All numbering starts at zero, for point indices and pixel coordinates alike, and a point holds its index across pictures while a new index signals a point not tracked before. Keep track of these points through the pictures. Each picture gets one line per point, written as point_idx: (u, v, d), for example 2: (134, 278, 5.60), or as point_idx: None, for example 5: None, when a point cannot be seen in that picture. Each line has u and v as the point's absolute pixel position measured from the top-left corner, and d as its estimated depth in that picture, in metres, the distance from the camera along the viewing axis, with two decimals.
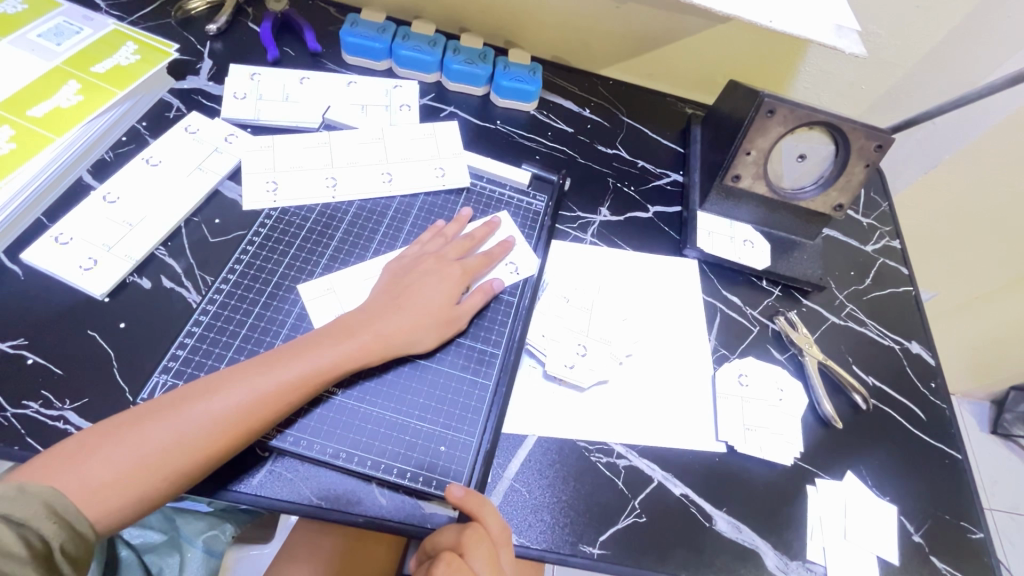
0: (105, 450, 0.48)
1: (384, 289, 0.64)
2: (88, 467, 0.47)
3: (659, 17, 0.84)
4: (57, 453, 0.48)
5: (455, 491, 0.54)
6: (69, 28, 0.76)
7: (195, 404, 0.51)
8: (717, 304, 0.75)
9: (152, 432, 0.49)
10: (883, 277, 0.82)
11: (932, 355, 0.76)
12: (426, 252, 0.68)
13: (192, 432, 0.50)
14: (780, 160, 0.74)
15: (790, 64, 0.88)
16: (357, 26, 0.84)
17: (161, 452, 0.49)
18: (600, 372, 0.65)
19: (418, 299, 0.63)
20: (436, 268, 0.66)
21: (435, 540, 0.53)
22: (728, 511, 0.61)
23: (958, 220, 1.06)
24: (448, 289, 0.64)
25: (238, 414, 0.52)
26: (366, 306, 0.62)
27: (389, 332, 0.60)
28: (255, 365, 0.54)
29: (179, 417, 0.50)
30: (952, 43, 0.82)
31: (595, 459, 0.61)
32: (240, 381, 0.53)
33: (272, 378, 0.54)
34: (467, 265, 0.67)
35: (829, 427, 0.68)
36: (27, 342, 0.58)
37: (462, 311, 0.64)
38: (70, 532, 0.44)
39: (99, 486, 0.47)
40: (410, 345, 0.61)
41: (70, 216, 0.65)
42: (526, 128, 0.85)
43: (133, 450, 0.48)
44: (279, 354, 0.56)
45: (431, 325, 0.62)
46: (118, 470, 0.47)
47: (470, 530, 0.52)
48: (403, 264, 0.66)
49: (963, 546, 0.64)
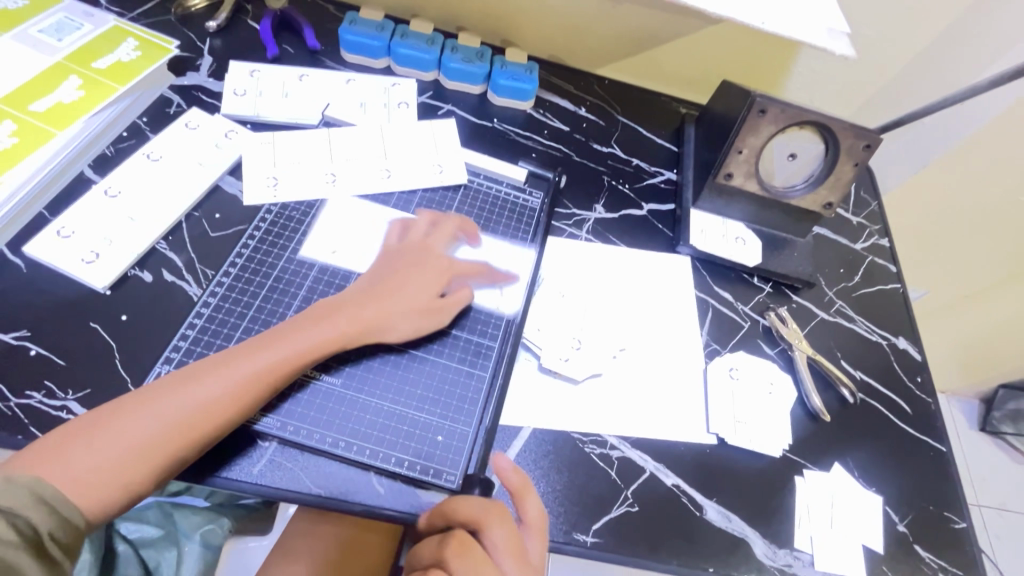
0: (88, 441, 0.49)
1: (368, 277, 0.64)
2: (71, 458, 0.48)
3: (655, 17, 0.86)
4: (42, 444, 0.49)
5: (504, 464, 0.57)
6: (70, 24, 0.77)
7: (176, 392, 0.52)
8: (709, 299, 0.76)
9: (136, 420, 0.50)
10: (871, 275, 0.84)
11: (918, 350, 0.78)
12: (416, 243, 0.69)
13: (172, 419, 0.51)
14: (771, 160, 0.77)
15: (782, 64, 0.89)
16: (356, 24, 0.85)
17: (146, 439, 0.50)
18: (594, 365, 0.67)
19: (400, 288, 0.63)
20: (423, 260, 0.67)
21: (453, 510, 0.53)
22: (718, 501, 0.63)
23: (946, 220, 1.08)
24: (432, 282, 0.65)
25: (219, 399, 0.53)
26: (346, 293, 0.63)
27: (367, 319, 0.61)
28: (234, 353, 0.56)
29: (158, 407, 0.51)
30: (940, 45, 0.84)
31: (589, 451, 0.63)
32: (217, 369, 0.54)
33: (251, 364, 0.55)
34: (451, 262, 0.68)
35: (817, 420, 0.70)
36: (30, 334, 0.59)
37: (447, 303, 0.65)
38: (58, 520, 0.45)
39: (84, 476, 0.47)
40: (389, 331, 0.62)
41: (72, 209, 0.65)
42: (522, 126, 0.87)
43: (118, 439, 0.49)
44: (257, 341, 0.57)
45: (411, 313, 0.63)
46: (103, 458, 0.48)
47: (491, 512, 0.54)
48: (391, 255, 0.67)
49: (946, 535, 0.66)
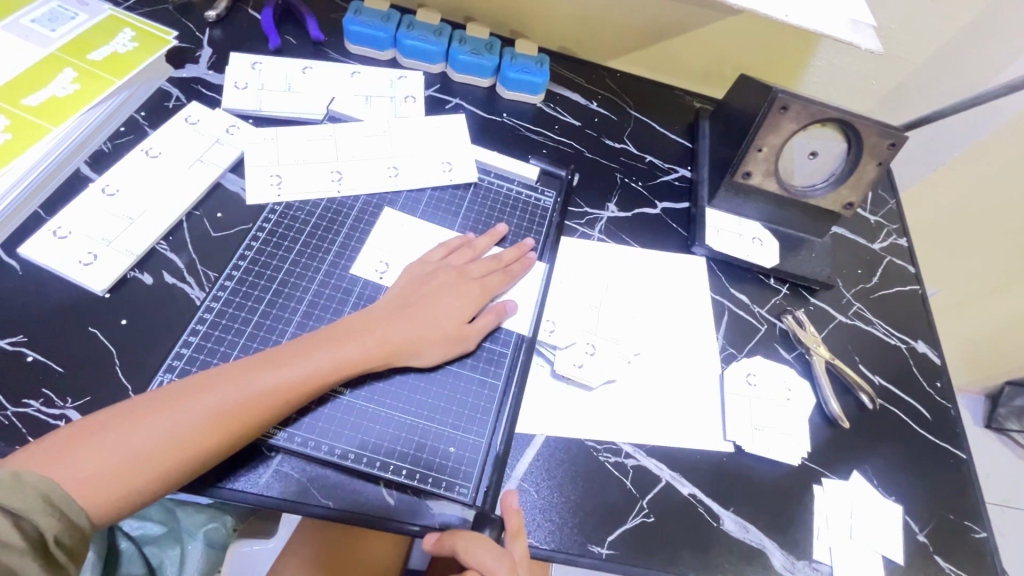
0: (98, 441, 0.47)
1: (395, 298, 0.63)
2: (81, 457, 0.46)
3: (670, 8, 0.83)
4: (53, 439, 0.47)
5: (511, 502, 0.55)
6: (64, 14, 0.74)
7: (195, 398, 0.50)
8: (724, 302, 0.74)
9: (151, 423, 0.49)
10: (890, 276, 0.82)
11: (938, 355, 0.76)
12: (448, 265, 0.67)
13: (186, 426, 0.49)
14: (791, 158, 0.73)
15: (800, 57, 0.87)
16: (360, 14, 0.82)
17: (157, 445, 0.48)
18: (608, 371, 0.65)
19: (431, 314, 0.62)
20: (454, 283, 0.65)
21: (465, 555, 0.51)
22: (735, 511, 0.61)
23: (963, 218, 1.06)
24: (461, 307, 0.63)
25: (236, 410, 0.51)
26: (374, 311, 0.61)
27: (392, 341, 0.59)
28: (256, 362, 0.54)
29: (175, 411, 0.50)
30: (965, 40, 0.81)
31: (603, 460, 0.61)
32: (238, 378, 0.52)
33: (273, 377, 0.53)
34: (487, 284, 0.66)
35: (835, 426, 0.68)
36: (27, 339, 0.57)
37: (472, 330, 0.63)
38: (65, 524, 0.44)
39: (90, 477, 0.45)
40: (411, 355, 0.60)
41: (68, 208, 0.63)
42: (532, 121, 0.84)
43: (130, 441, 0.47)
44: (282, 352, 0.55)
45: (437, 341, 0.61)
46: (113, 460, 0.46)
47: (505, 563, 0.52)
48: (420, 274, 0.66)
49: (967, 544, 0.64)
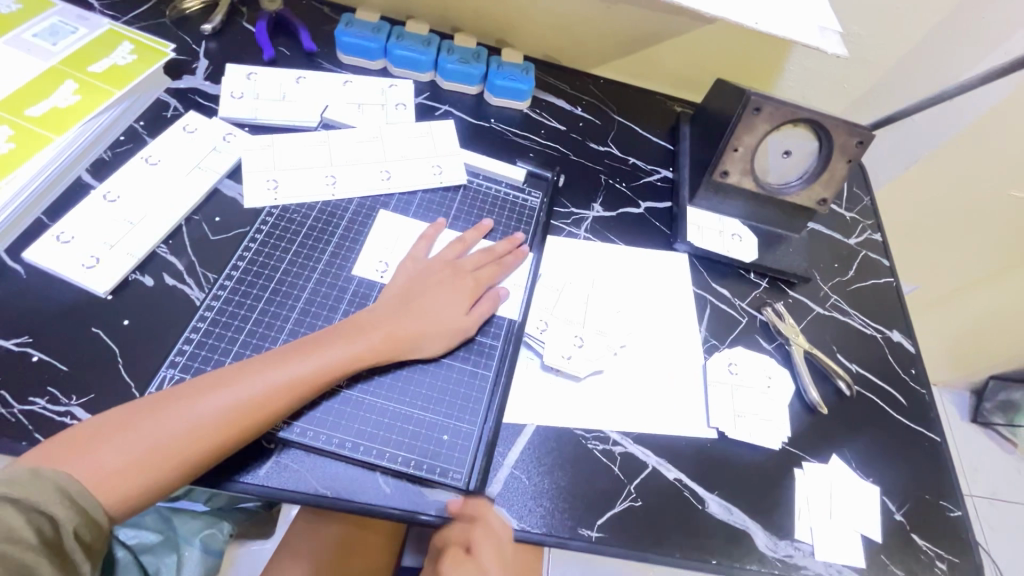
0: (116, 438, 0.49)
1: (394, 295, 0.65)
2: (98, 453, 0.48)
3: (650, 17, 0.87)
4: (72, 436, 0.49)
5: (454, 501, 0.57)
6: (64, 28, 0.77)
7: (209, 395, 0.52)
8: (707, 296, 0.77)
9: (167, 419, 0.51)
10: (865, 269, 0.85)
11: (912, 343, 0.79)
12: (441, 260, 0.69)
13: (201, 423, 0.51)
14: (766, 157, 0.76)
15: (775, 62, 0.90)
16: (352, 26, 0.85)
17: (171, 441, 0.50)
18: (595, 362, 0.68)
19: (429, 308, 0.64)
20: (449, 278, 0.67)
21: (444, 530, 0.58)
22: (720, 494, 0.63)
23: (938, 214, 1.10)
24: (457, 300, 0.66)
25: (247, 406, 0.53)
26: (374, 309, 0.63)
27: (394, 335, 0.61)
28: (267, 360, 0.56)
29: (189, 409, 0.51)
30: (929, 43, 0.85)
31: (592, 447, 0.63)
32: (249, 376, 0.54)
33: (283, 374, 0.55)
34: (480, 275, 0.69)
35: (815, 413, 0.71)
36: (32, 340, 0.59)
37: (468, 323, 0.66)
38: (84, 518, 0.45)
39: (109, 472, 0.47)
40: (413, 350, 0.62)
41: (71, 215, 0.65)
42: (519, 126, 0.87)
43: (145, 438, 0.49)
44: (293, 350, 0.58)
45: (435, 334, 0.64)
46: (130, 456, 0.48)
47: (475, 527, 0.56)
48: (417, 271, 0.68)
49: (943, 523, 0.67)
